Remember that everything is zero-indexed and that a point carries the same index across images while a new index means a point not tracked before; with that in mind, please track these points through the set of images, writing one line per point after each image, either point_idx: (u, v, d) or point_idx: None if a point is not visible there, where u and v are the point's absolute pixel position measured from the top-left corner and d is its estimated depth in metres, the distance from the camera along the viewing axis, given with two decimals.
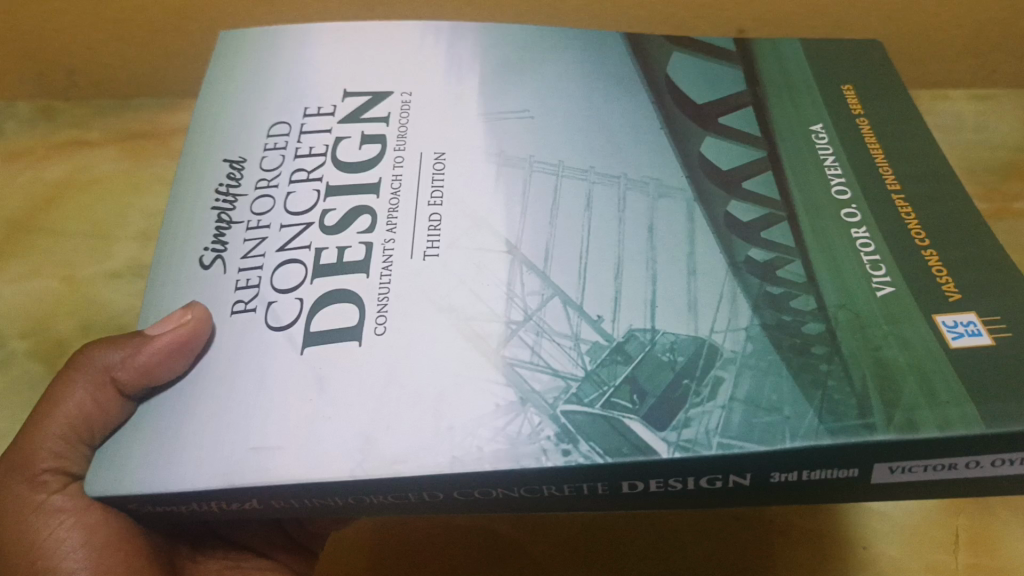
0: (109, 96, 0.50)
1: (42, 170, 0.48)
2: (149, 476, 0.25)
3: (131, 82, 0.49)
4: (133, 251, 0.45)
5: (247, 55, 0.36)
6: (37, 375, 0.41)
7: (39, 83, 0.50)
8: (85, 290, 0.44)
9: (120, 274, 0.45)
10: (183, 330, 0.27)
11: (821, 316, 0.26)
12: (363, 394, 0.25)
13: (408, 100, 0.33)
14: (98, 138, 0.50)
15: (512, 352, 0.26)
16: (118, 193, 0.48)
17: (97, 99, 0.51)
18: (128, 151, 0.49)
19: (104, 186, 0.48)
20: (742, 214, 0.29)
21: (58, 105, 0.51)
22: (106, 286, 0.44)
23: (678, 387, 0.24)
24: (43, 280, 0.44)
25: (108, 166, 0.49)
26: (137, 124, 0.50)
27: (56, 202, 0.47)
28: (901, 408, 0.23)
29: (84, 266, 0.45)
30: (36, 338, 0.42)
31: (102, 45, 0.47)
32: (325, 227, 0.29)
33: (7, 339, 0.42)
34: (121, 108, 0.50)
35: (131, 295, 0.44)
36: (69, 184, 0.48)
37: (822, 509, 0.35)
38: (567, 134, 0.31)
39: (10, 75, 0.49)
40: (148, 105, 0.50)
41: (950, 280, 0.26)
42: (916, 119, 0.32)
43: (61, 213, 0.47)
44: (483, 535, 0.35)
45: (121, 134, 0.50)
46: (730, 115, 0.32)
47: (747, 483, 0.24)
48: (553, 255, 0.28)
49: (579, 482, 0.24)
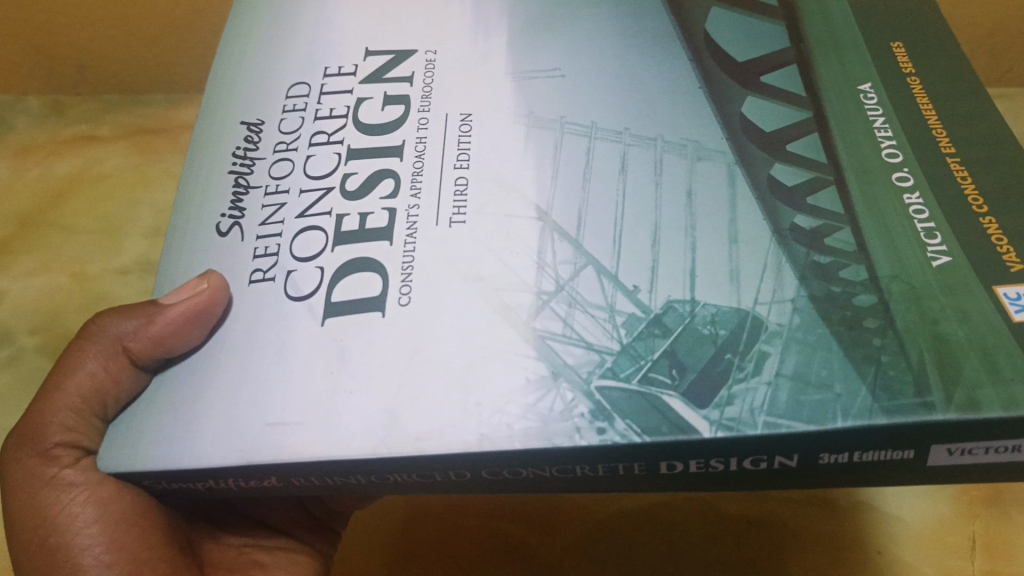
0: (117, 92, 0.52)
1: (51, 166, 0.48)
2: (164, 452, 0.24)
3: (142, 78, 0.51)
4: (144, 249, 0.45)
5: (266, 14, 0.34)
6: (50, 364, 0.41)
7: (49, 78, 0.51)
8: (95, 287, 0.43)
9: (128, 270, 0.44)
10: (199, 299, 0.25)
11: (873, 286, 0.24)
12: (387, 367, 0.24)
13: (433, 59, 0.32)
14: (107, 134, 0.50)
15: (543, 325, 0.24)
16: (126, 190, 0.47)
17: (106, 95, 0.52)
18: (136, 146, 0.49)
19: (113, 181, 0.48)
20: (787, 179, 0.27)
21: (69, 99, 0.52)
22: (116, 282, 0.44)
23: (720, 362, 0.23)
24: (52, 275, 0.44)
25: (117, 162, 0.48)
26: (148, 119, 0.50)
27: (66, 197, 0.47)
28: (961, 386, 0.22)
29: (94, 262, 0.44)
30: (46, 333, 0.42)
31: (110, 41, 0.49)
32: (347, 192, 0.28)
33: (16, 335, 0.42)
34: (130, 104, 0.51)
35: (140, 292, 0.43)
36: (80, 178, 0.48)
37: (837, 511, 0.35)
38: (598, 95, 0.30)
39: (20, 68, 0.51)
40: (159, 101, 0.51)
41: (1011, 249, 0.25)
42: (971, 78, 0.30)
43: (72, 208, 0.46)
44: (494, 537, 0.36)
45: (127, 130, 0.50)
46: (775, 72, 0.30)
47: (794, 465, 0.22)
48: (586, 222, 0.26)
49: (615, 462, 0.22)
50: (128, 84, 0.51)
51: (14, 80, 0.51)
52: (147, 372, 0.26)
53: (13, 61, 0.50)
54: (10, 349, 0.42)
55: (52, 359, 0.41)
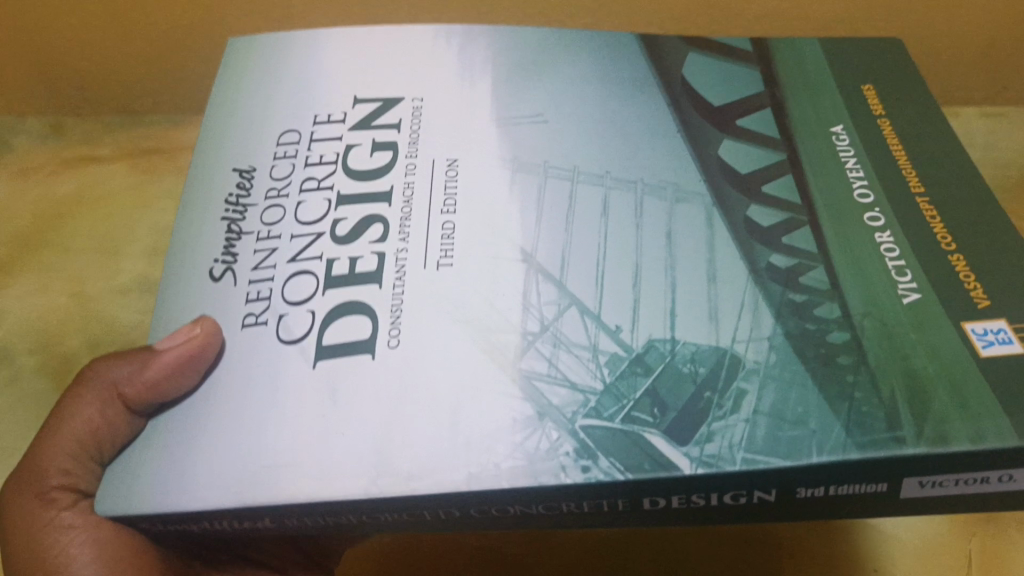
0: (119, 113, 0.50)
1: (53, 186, 0.48)
2: (161, 494, 0.24)
3: (143, 98, 0.49)
4: (141, 267, 0.45)
5: (257, 62, 0.35)
6: (48, 392, 0.41)
7: (51, 98, 0.50)
8: (94, 308, 0.44)
9: (127, 289, 0.45)
10: (193, 344, 0.26)
11: (846, 324, 0.25)
12: (377, 407, 0.25)
13: (420, 105, 0.33)
14: (107, 154, 0.50)
15: (528, 365, 0.25)
16: (127, 210, 0.47)
17: (108, 116, 0.50)
18: (138, 167, 0.49)
19: (113, 203, 0.48)
20: (763, 219, 0.28)
21: (69, 120, 0.51)
22: (116, 303, 0.44)
23: (700, 400, 0.24)
24: (51, 296, 0.44)
25: (118, 182, 0.49)
26: (148, 139, 0.50)
27: (68, 218, 0.47)
28: (931, 420, 0.22)
29: (92, 282, 0.45)
30: (45, 355, 0.42)
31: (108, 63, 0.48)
32: (337, 237, 0.29)
33: (16, 356, 0.42)
34: (131, 124, 0.50)
35: (139, 312, 0.44)
36: (80, 201, 0.48)
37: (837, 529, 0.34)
38: (581, 138, 0.31)
39: (21, 88, 0.49)
40: (159, 122, 0.50)
41: (978, 286, 0.26)
42: (939, 119, 0.31)
43: (72, 229, 0.47)
44: (487, 555, 0.35)
45: (130, 150, 0.50)
46: (749, 116, 0.31)
47: (772, 499, 0.23)
48: (569, 263, 0.27)
49: (599, 499, 0.23)
50: (127, 102, 0.50)
51: (15, 100, 0.50)
52: (142, 417, 0.26)
53: (14, 80, 0.49)
54: (10, 368, 0.42)
55: (50, 380, 0.41)
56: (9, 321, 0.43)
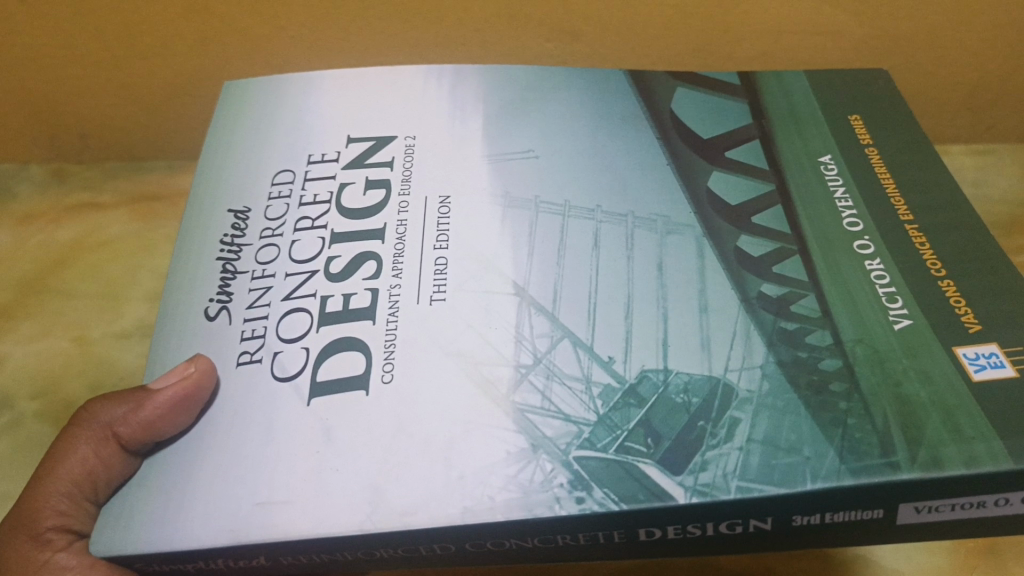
0: (120, 160, 0.49)
1: (54, 233, 0.47)
2: (155, 535, 0.24)
3: (142, 145, 0.48)
4: (145, 311, 0.43)
5: (252, 104, 0.36)
6: (48, 436, 0.39)
7: (50, 146, 0.48)
8: (97, 351, 0.42)
9: (129, 333, 0.43)
10: (187, 382, 0.26)
11: (838, 351, 0.25)
12: (371, 444, 0.25)
13: (412, 143, 0.33)
14: (109, 201, 0.48)
15: (522, 398, 0.25)
16: (129, 255, 0.46)
17: (109, 162, 0.49)
18: (138, 213, 0.48)
19: (115, 249, 0.46)
20: (752, 249, 0.28)
21: (69, 167, 0.49)
22: (117, 347, 0.42)
23: (693, 429, 0.24)
24: (54, 340, 0.42)
25: (119, 229, 0.47)
26: (149, 185, 0.49)
27: (67, 263, 0.46)
28: (924, 446, 0.22)
29: (95, 327, 0.43)
30: (46, 400, 0.40)
31: (106, 113, 0.46)
32: (331, 274, 0.29)
33: (18, 401, 0.40)
34: (131, 171, 0.49)
35: (142, 355, 0.42)
36: (81, 247, 0.46)
37: None
38: (572, 174, 0.31)
39: (21, 137, 0.48)
40: (159, 169, 0.49)
41: (969, 311, 0.26)
42: (925, 147, 0.32)
43: (73, 275, 0.45)
44: None
45: (131, 197, 0.48)
46: (737, 149, 0.32)
47: (768, 528, 0.23)
48: (562, 297, 0.27)
49: (595, 530, 0.23)
50: (127, 150, 0.48)
51: (13, 147, 0.49)
52: (136, 457, 0.26)
53: (13, 129, 0.48)
54: (10, 414, 0.40)
55: (52, 425, 0.39)
56: (9, 367, 0.41)
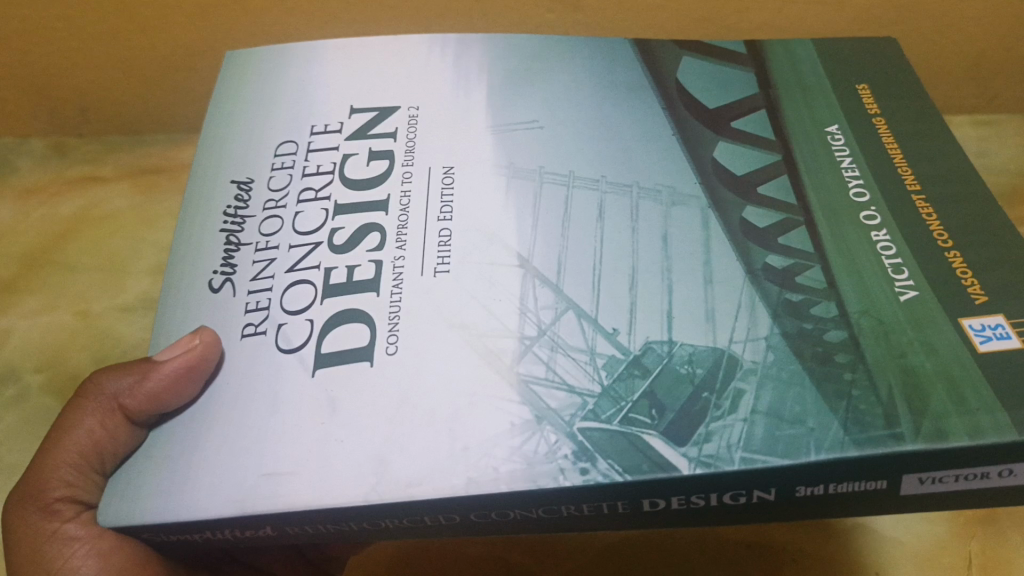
0: (121, 133, 0.51)
1: (55, 206, 0.49)
2: (161, 504, 0.24)
3: (143, 120, 0.50)
4: (146, 285, 0.45)
5: (254, 75, 0.35)
6: (52, 407, 0.41)
7: (52, 120, 0.50)
8: (100, 324, 0.44)
9: (131, 307, 0.45)
10: (192, 355, 0.26)
11: (843, 322, 0.25)
12: (375, 414, 0.25)
13: (415, 114, 0.33)
14: (110, 174, 0.50)
15: (526, 369, 0.25)
16: (130, 228, 0.48)
17: (109, 136, 0.51)
18: (139, 186, 0.50)
19: (117, 222, 0.48)
20: (758, 220, 0.28)
21: (70, 141, 0.51)
22: (119, 320, 0.44)
23: (698, 400, 0.24)
24: (57, 314, 0.44)
25: (120, 202, 0.49)
26: (147, 159, 0.51)
27: (71, 235, 0.48)
28: (929, 417, 0.22)
29: (97, 301, 0.45)
30: (51, 372, 0.42)
31: (109, 86, 0.48)
32: (334, 245, 0.29)
33: (22, 373, 0.42)
34: (132, 144, 0.51)
35: (143, 328, 0.44)
36: (83, 219, 0.48)
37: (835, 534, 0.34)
38: (577, 144, 0.31)
39: (24, 112, 0.50)
40: (158, 142, 0.51)
41: (975, 282, 0.26)
42: (934, 116, 0.32)
43: (76, 247, 0.47)
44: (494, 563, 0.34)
45: (131, 170, 0.50)
46: (743, 119, 0.32)
47: (772, 498, 0.23)
48: (566, 268, 0.27)
49: (599, 501, 0.23)
50: (129, 124, 0.50)
51: (15, 123, 0.51)
52: (142, 428, 0.26)
53: (15, 104, 0.50)
54: (16, 386, 0.42)
55: (56, 398, 0.41)
56: (13, 341, 0.43)
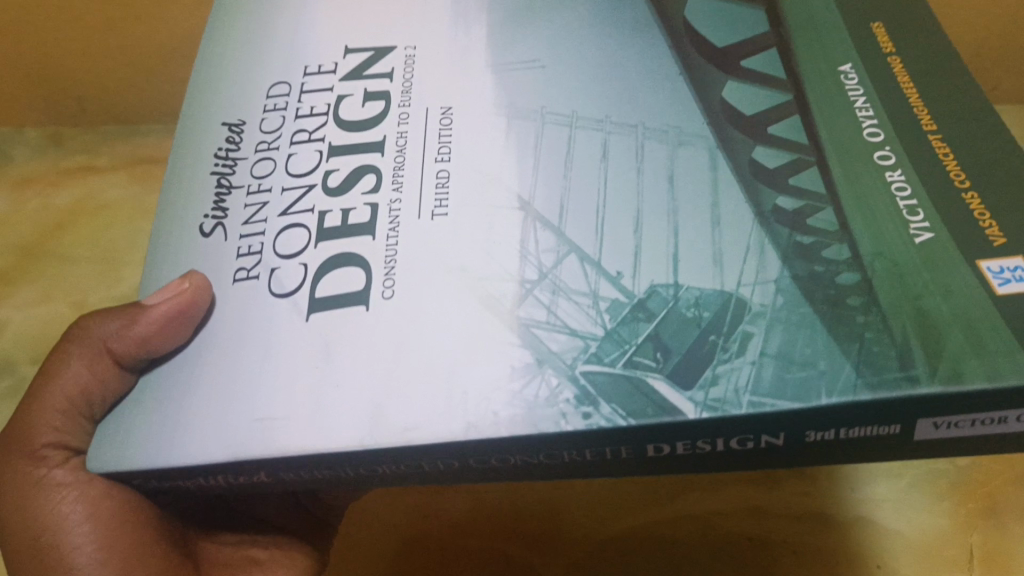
0: (117, 123, 0.56)
1: (50, 197, 0.54)
2: (153, 453, 0.24)
3: (139, 109, 0.55)
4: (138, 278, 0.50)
5: (243, 22, 0.35)
6: None
7: (49, 111, 0.56)
8: None
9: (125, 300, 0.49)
10: (182, 298, 0.25)
11: (856, 264, 0.24)
12: (373, 359, 0.24)
13: (413, 53, 0.32)
14: (105, 165, 0.55)
15: (527, 313, 0.24)
16: (126, 218, 0.52)
17: (104, 126, 0.56)
18: (131, 175, 0.54)
19: (112, 212, 0.53)
20: (768, 161, 0.26)
21: (66, 131, 0.56)
22: None
23: (704, 343, 0.23)
24: (54, 305, 0.49)
25: (114, 191, 0.54)
26: (143, 149, 0.55)
27: (64, 226, 0.52)
28: (945, 359, 0.22)
29: (95, 293, 0.49)
30: None
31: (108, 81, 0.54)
32: (328, 188, 0.28)
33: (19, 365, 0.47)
34: (129, 134, 0.56)
35: None
36: (78, 211, 0.53)
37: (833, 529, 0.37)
38: (582, 80, 0.29)
39: (18, 103, 0.55)
40: (155, 130, 0.56)
41: (995, 224, 0.24)
42: (952, 58, 0.29)
43: (73, 236, 0.52)
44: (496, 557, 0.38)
45: (129, 160, 0.55)
46: (758, 55, 0.29)
47: (781, 445, 0.22)
48: (568, 209, 0.26)
49: (603, 446, 0.22)
50: (124, 114, 0.56)
51: (15, 115, 0.56)
52: (131, 375, 0.26)
53: (12, 95, 0.55)
54: (13, 377, 0.47)
55: None
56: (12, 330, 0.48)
